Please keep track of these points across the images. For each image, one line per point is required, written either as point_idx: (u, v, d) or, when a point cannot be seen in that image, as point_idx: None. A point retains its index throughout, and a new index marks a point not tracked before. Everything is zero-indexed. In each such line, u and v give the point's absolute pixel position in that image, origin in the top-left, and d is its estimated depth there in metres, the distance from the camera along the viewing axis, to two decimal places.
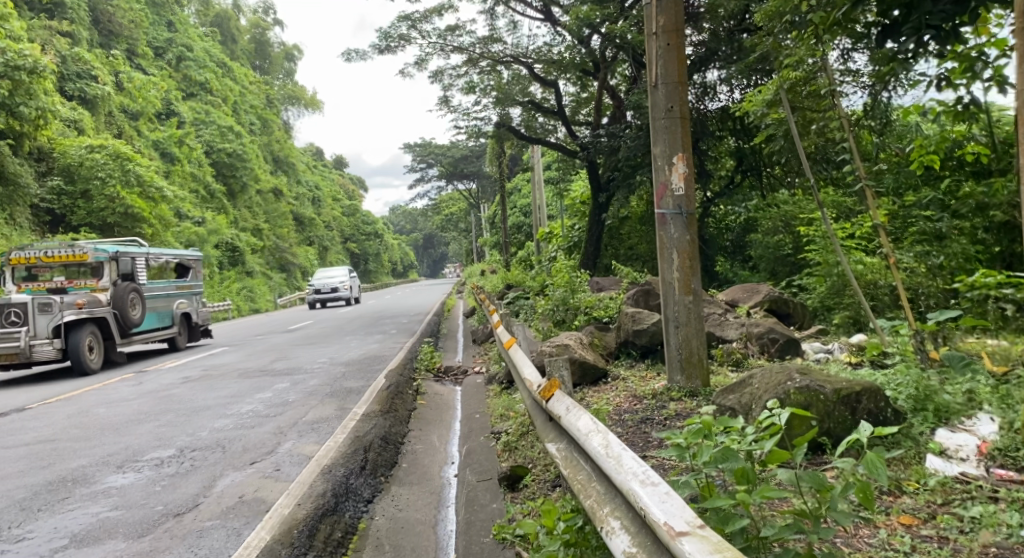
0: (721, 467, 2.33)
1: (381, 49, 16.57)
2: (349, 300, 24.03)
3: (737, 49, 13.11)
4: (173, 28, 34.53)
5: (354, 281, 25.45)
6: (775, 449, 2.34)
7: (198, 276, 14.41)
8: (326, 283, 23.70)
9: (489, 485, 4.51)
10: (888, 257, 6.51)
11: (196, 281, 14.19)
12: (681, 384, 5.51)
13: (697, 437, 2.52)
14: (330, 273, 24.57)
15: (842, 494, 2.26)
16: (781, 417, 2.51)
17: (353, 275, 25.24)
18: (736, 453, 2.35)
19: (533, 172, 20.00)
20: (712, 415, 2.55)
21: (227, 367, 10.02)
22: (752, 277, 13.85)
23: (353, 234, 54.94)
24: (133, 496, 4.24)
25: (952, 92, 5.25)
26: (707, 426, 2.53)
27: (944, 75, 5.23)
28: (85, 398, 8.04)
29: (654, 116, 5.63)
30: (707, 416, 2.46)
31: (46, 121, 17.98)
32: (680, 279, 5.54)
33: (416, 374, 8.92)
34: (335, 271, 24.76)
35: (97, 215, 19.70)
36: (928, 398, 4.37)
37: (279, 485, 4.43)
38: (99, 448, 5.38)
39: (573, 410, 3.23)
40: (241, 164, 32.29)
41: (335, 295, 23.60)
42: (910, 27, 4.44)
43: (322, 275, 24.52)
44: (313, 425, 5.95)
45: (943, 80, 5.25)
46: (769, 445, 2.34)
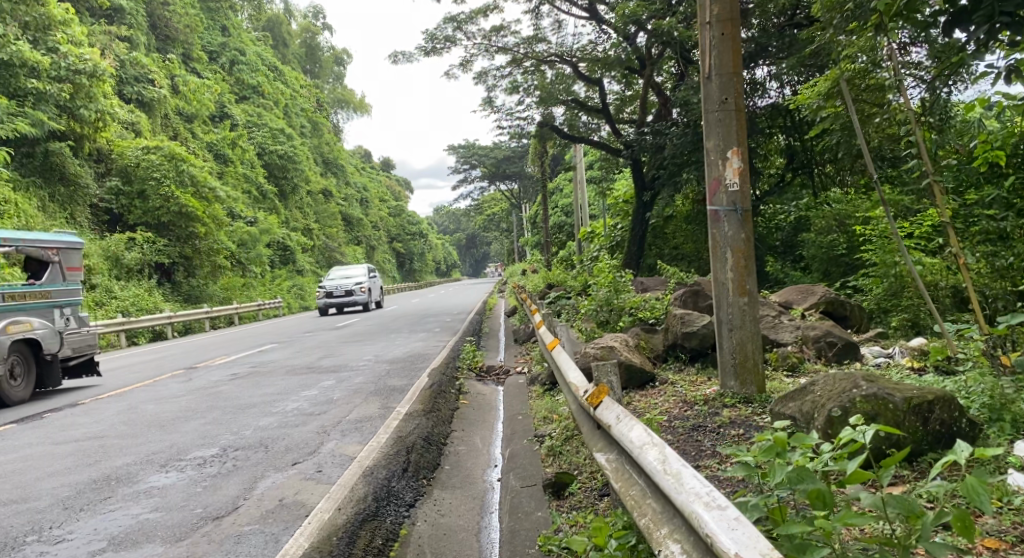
0: (795, 490, 2.15)
1: (428, 50, 16.58)
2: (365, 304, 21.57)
3: (788, 45, 12.68)
4: (227, 32, 35.34)
5: (375, 281, 23.24)
6: (856, 467, 2.15)
7: (72, 275, 9.36)
8: (340, 284, 21.37)
9: (533, 491, 4.37)
10: (958, 257, 6.15)
11: (62, 283, 9.11)
12: (734, 390, 5.30)
13: (769, 454, 2.32)
14: (347, 272, 22.45)
15: (935, 523, 2.06)
16: (866, 435, 2.30)
17: (373, 276, 22.93)
18: (813, 473, 2.16)
19: (577, 171, 19.77)
20: (786, 431, 2.35)
21: (274, 364, 10.08)
22: (805, 278, 13.41)
23: (399, 235, 55.36)
24: (174, 497, 4.22)
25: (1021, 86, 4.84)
26: (780, 442, 2.34)
27: (1013, 66, 4.84)
28: (135, 394, 8.15)
29: (707, 108, 5.40)
30: (781, 432, 2.27)
31: (105, 123, 18.45)
32: (734, 280, 5.31)
33: (459, 373, 8.84)
34: (352, 270, 22.61)
35: (151, 214, 20.11)
36: (1005, 408, 4.13)
37: (320, 488, 4.35)
38: (145, 446, 5.39)
39: (624, 419, 3.05)
40: (292, 165, 32.67)
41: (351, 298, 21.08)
42: (981, 15, 4.16)
43: (338, 274, 22.37)
44: (356, 424, 5.89)
45: (1011, 71, 4.86)
46: (851, 465, 2.14)
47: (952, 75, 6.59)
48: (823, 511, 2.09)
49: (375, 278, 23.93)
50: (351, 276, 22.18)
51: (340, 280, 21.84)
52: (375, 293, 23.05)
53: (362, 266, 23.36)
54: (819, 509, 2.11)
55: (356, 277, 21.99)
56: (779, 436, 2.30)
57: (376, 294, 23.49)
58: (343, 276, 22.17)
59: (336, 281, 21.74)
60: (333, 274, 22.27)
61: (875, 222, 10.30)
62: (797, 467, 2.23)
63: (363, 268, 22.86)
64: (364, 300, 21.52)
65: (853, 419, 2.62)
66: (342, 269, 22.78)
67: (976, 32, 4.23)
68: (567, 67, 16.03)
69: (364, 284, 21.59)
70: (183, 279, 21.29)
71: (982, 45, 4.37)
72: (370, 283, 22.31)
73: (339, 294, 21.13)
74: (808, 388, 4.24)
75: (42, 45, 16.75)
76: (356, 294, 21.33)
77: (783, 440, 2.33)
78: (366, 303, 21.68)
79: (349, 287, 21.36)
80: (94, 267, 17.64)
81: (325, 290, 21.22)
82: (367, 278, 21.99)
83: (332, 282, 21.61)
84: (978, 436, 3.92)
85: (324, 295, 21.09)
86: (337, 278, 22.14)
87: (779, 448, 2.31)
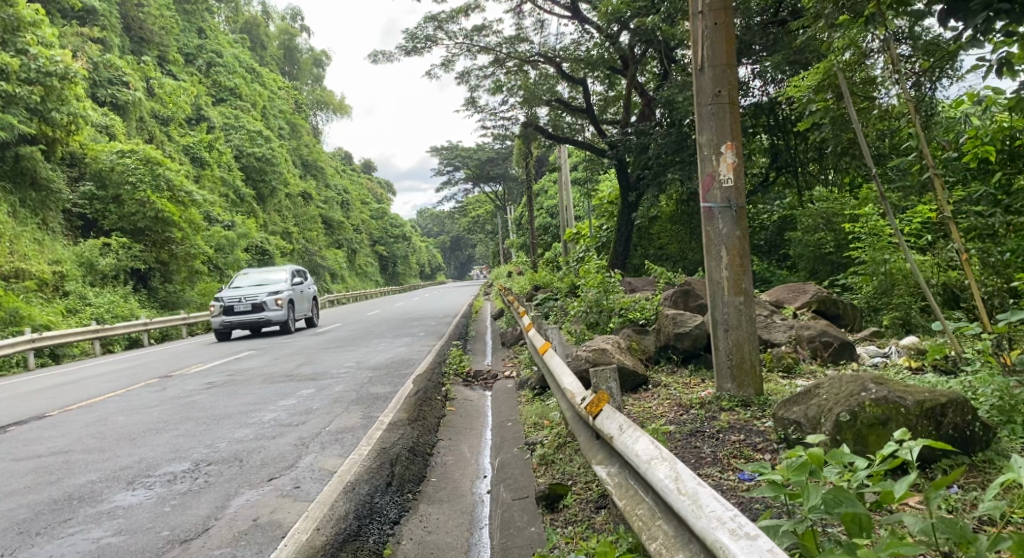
0: (830, 514, 2.03)
1: (408, 50, 16.32)
2: (283, 323, 15.33)
3: (772, 42, 12.63)
4: (203, 34, 34.83)
5: (305, 286, 17.04)
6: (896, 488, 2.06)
7: None
8: (245, 294, 15.03)
9: (525, 504, 4.15)
10: (961, 253, 5.95)
11: None
12: (732, 393, 5.09)
13: (801, 473, 2.20)
14: (263, 277, 16.07)
15: (991, 549, 1.91)
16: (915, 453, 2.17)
17: (301, 281, 16.65)
18: (851, 494, 2.04)
19: (560, 171, 19.57)
20: (823, 447, 2.25)
21: (252, 372, 9.75)
22: (791, 277, 13.28)
23: (382, 238, 54.99)
24: (139, 518, 3.93)
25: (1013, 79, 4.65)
26: (815, 459, 2.23)
27: (1004, 58, 4.67)
28: (105, 405, 7.81)
29: (700, 101, 5.20)
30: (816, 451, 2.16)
31: (77, 126, 18.05)
32: (729, 279, 5.11)
33: (445, 378, 8.58)
34: (271, 273, 16.32)
35: (128, 220, 19.71)
36: (1016, 409, 4.00)
37: (297, 506, 4.08)
38: (112, 461, 5.10)
39: (627, 429, 2.83)
40: (270, 168, 32.23)
41: (260, 315, 14.84)
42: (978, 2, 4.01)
43: (249, 278, 16.07)
44: (337, 436, 5.62)
45: (1003, 63, 4.69)
46: (896, 487, 2.04)
47: (942, 67, 6.48)
48: (859, 536, 1.97)
49: (310, 283, 17.88)
50: (266, 282, 15.84)
51: (248, 288, 15.46)
52: (304, 305, 16.77)
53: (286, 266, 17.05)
54: (856, 534, 1.99)
55: (272, 283, 15.64)
56: (814, 453, 2.20)
57: (308, 307, 17.17)
58: (254, 282, 15.77)
59: (244, 288, 15.36)
60: (241, 278, 15.96)
61: (864, 218, 10.19)
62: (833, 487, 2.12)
63: (289, 268, 16.67)
64: (279, 317, 15.07)
65: (895, 433, 2.51)
66: (257, 268, 16.53)
67: (974, 18, 4.07)
68: (550, 67, 15.81)
69: (281, 293, 15.28)
70: (160, 284, 20.75)
71: (978, 36, 4.23)
72: (293, 291, 16.02)
73: (243, 309, 14.73)
74: (812, 391, 4.02)
75: (11, 46, 16.14)
76: (267, 310, 14.91)
77: (818, 457, 2.22)
78: (284, 319, 15.36)
79: (258, 298, 14.95)
80: (67, 274, 17.21)
81: (224, 304, 14.89)
82: (290, 285, 15.71)
83: (233, 291, 15.17)
84: (992, 441, 3.75)
85: (220, 312, 14.71)
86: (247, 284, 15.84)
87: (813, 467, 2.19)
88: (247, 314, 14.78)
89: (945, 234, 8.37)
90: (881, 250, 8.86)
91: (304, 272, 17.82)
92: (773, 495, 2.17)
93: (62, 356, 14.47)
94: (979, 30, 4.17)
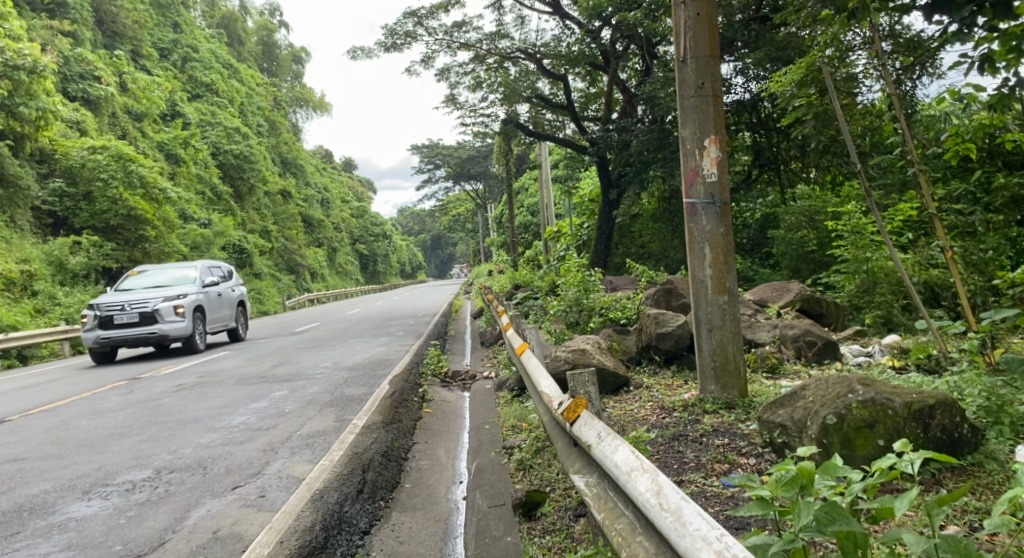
0: (823, 533, 1.90)
1: (388, 46, 16.09)
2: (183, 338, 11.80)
3: (753, 38, 12.57)
4: (178, 29, 34.22)
5: (222, 289, 13.57)
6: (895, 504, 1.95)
7: None
8: (130, 300, 11.45)
9: (502, 512, 3.98)
10: (945, 249, 5.82)
11: None
12: (715, 395, 4.96)
13: (791, 489, 2.06)
14: (160, 276, 12.51)
15: None
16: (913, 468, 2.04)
17: (213, 280, 13.10)
18: (845, 511, 1.93)
19: (541, 169, 19.41)
20: (814, 462, 2.12)
21: (224, 374, 9.48)
22: (772, 275, 13.24)
23: (362, 236, 54.46)
24: (91, 531, 3.72)
25: (994, 77, 4.54)
26: (806, 473, 2.10)
27: (985, 55, 4.55)
28: (69, 409, 7.54)
29: (683, 94, 5.05)
30: (806, 463, 2.03)
31: (46, 121, 17.52)
32: (713, 277, 4.97)
33: (423, 379, 8.37)
34: (174, 272, 12.77)
35: (99, 217, 19.27)
36: (1003, 410, 3.89)
37: (261, 517, 3.89)
38: (69, 469, 4.85)
39: (606, 438, 2.67)
40: (248, 165, 31.76)
41: (150, 328, 11.27)
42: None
43: (146, 277, 12.54)
44: (307, 441, 5.40)
45: (984, 60, 4.58)
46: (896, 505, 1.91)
47: (925, 62, 6.40)
48: (854, 554, 1.91)
49: (233, 285, 14.44)
50: (165, 284, 12.32)
51: (138, 291, 11.89)
52: (218, 313, 13.27)
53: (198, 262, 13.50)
54: (850, 551, 1.92)
55: (172, 286, 12.11)
56: (804, 467, 2.07)
57: (226, 315, 13.69)
58: (149, 283, 12.25)
59: (132, 292, 11.81)
60: (134, 279, 12.43)
61: (846, 217, 10.14)
62: (825, 504, 2.00)
63: (200, 266, 13.14)
64: (177, 331, 11.52)
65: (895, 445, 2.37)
66: (159, 266, 13.03)
67: (959, 12, 4.02)
68: (531, 63, 15.61)
69: (182, 299, 11.76)
70: None
71: (962, 30, 4.13)
72: (202, 295, 12.54)
73: (126, 320, 11.19)
74: (798, 393, 3.89)
75: None
76: (159, 320, 11.34)
77: (809, 472, 2.09)
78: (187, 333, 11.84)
79: (148, 305, 11.39)
80: (36, 273, 16.74)
81: (100, 313, 11.28)
82: (196, 288, 12.22)
83: (116, 295, 11.61)
84: (982, 443, 3.63)
85: (96, 324, 11.16)
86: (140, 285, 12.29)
87: (804, 482, 2.06)
88: (132, 328, 11.22)
89: (929, 231, 8.33)
90: (863, 247, 8.86)
91: (224, 270, 14.36)
92: (763, 513, 2.03)
93: (29, 358, 14.07)
94: (964, 24, 4.08)
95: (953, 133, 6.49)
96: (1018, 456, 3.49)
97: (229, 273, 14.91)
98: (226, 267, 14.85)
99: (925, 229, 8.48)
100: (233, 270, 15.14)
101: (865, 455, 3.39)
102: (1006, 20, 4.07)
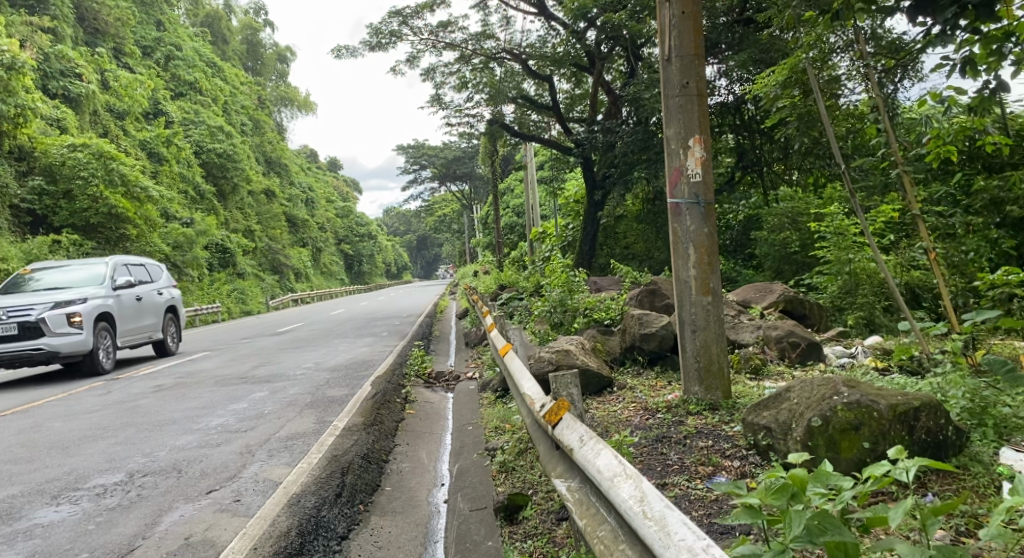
0: (814, 544, 1.88)
1: (372, 45, 15.97)
2: (78, 356, 9.32)
3: (738, 40, 12.60)
4: (161, 27, 33.82)
5: (144, 293, 11.14)
6: (888, 514, 1.94)
7: None
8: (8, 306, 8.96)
9: (483, 515, 3.92)
10: (930, 252, 5.77)
11: None
12: (699, 396, 4.92)
13: (780, 496, 2.03)
14: (59, 276, 10.04)
15: None
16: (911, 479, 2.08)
17: (128, 281, 10.63)
18: (836, 521, 1.91)
19: (526, 170, 19.35)
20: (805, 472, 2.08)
21: (204, 375, 9.34)
22: (756, 276, 13.27)
23: (346, 236, 54.13)
24: (58, 538, 3.63)
25: (976, 79, 4.51)
26: (797, 482, 2.07)
27: (967, 58, 4.53)
28: (43, 410, 7.37)
29: (668, 93, 5.01)
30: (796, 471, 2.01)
31: (26, 119, 17.21)
32: (697, 278, 4.94)
33: (405, 380, 8.28)
34: (76, 271, 10.27)
35: (79, 216, 18.91)
36: (986, 412, 3.90)
37: (235, 522, 3.81)
38: (39, 473, 4.72)
39: (589, 442, 2.61)
40: (231, 164, 31.46)
41: (31, 343, 8.80)
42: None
43: (42, 276, 10.07)
44: (286, 443, 5.31)
45: (966, 63, 4.55)
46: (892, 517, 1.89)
47: (905, 65, 6.43)
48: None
49: (160, 286, 11.97)
50: (66, 286, 9.91)
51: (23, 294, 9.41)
52: (136, 322, 10.82)
53: (114, 259, 11.02)
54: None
55: (71, 289, 9.66)
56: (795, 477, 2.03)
57: (148, 324, 11.24)
58: (43, 285, 9.81)
59: (13, 296, 9.33)
60: (28, 278, 10.00)
61: (829, 218, 10.16)
62: (815, 513, 1.98)
63: (112, 263, 10.63)
64: (68, 348, 9.03)
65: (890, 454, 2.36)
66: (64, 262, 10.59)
67: (943, 14, 3.99)
68: (516, 64, 15.55)
69: (79, 308, 9.30)
70: None
71: (944, 34, 4.12)
72: (112, 301, 10.09)
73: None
74: (783, 395, 3.85)
75: None
76: (44, 334, 8.85)
77: (799, 481, 2.07)
78: (85, 351, 9.38)
79: (31, 314, 8.92)
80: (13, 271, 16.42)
81: None
82: (102, 292, 9.77)
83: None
84: (968, 446, 3.61)
85: None
86: (31, 286, 9.81)
87: (794, 489, 2.05)
88: (8, 343, 8.76)
89: (910, 233, 8.34)
90: (845, 249, 8.88)
91: (152, 270, 11.94)
92: (752, 520, 1.99)
93: None
94: (947, 27, 4.08)
95: (934, 136, 6.50)
96: (1002, 459, 3.48)
97: (159, 273, 12.41)
98: (156, 266, 12.36)
99: (907, 231, 8.50)
100: (164, 270, 12.65)
101: (851, 458, 3.37)
102: (987, 23, 4.06)
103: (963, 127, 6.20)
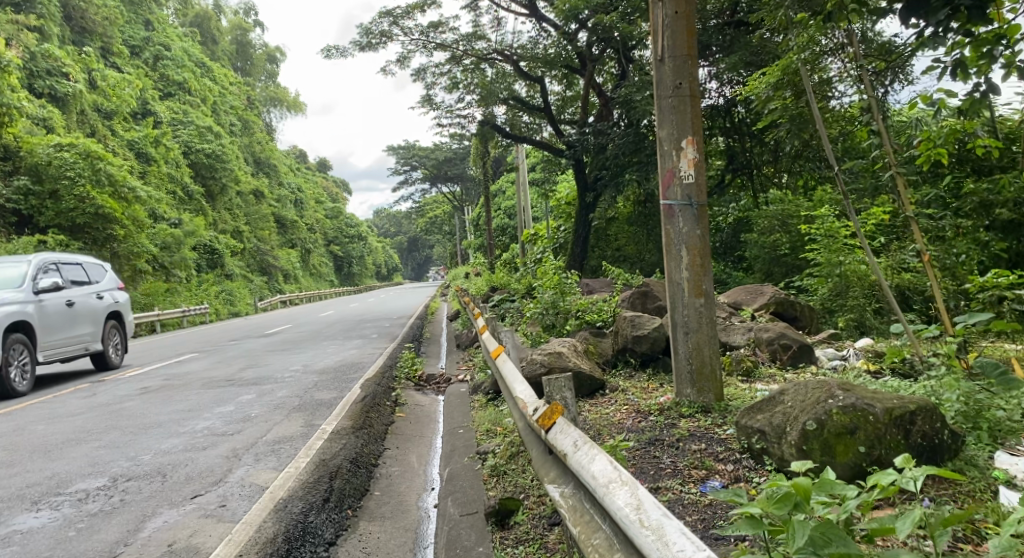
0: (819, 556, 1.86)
1: (362, 46, 15.89)
2: None
3: (729, 43, 12.61)
4: (150, 26, 33.56)
5: (73, 298, 9.65)
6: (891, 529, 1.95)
7: None
8: None
9: (474, 520, 3.86)
10: (923, 254, 5.73)
11: None
12: (691, 399, 4.87)
13: (783, 505, 2.02)
14: None
15: None
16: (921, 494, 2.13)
17: (49, 284, 9.12)
18: (840, 533, 1.90)
19: (517, 171, 19.31)
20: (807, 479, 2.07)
21: (191, 377, 9.23)
22: (747, 278, 13.27)
23: (336, 237, 53.93)
24: (37, 546, 3.55)
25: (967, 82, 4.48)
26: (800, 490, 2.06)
27: (957, 60, 4.48)
28: (25, 413, 7.24)
29: (660, 94, 4.97)
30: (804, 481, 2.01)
31: (11, 118, 17.00)
32: (690, 280, 4.89)
33: (395, 383, 8.21)
34: None
35: (65, 216, 18.64)
36: (980, 415, 3.89)
37: (220, 528, 3.74)
38: (19, 478, 4.62)
39: (583, 447, 2.56)
40: (220, 164, 31.27)
41: None
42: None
43: None
44: (273, 446, 5.23)
45: (957, 65, 4.50)
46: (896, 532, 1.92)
47: (895, 68, 6.43)
48: None
49: (98, 290, 10.48)
50: None
51: None
52: (62, 333, 9.31)
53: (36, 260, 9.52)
54: None
55: None
56: (799, 485, 2.02)
57: (80, 334, 9.74)
58: None
59: None
60: None
61: (820, 221, 10.17)
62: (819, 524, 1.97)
63: (32, 265, 9.16)
64: None
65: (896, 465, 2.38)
66: None
67: (935, 15, 3.96)
68: (507, 65, 15.50)
69: None
70: None
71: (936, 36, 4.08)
72: (25, 309, 8.59)
73: None
74: (777, 398, 3.82)
75: None
76: None
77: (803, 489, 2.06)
78: None
79: None
80: None
81: None
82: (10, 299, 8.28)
83: None
84: (963, 450, 3.59)
85: None
86: None
87: (799, 498, 2.03)
88: None
89: (900, 236, 8.33)
90: (836, 251, 8.87)
91: (88, 272, 10.46)
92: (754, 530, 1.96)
93: None
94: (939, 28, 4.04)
95: (925, 138, 6.49)
96: (997, 462, 3.47)
97: (100, 273, 10.92)
98: (97, 266, 10.87)
99: (897, 234, 8.50)
100: (106, 270, 11.14)
101: (845, 462, 3.33)
102: (979, 26, 4.03)
103: (954, 129, 6.19)
